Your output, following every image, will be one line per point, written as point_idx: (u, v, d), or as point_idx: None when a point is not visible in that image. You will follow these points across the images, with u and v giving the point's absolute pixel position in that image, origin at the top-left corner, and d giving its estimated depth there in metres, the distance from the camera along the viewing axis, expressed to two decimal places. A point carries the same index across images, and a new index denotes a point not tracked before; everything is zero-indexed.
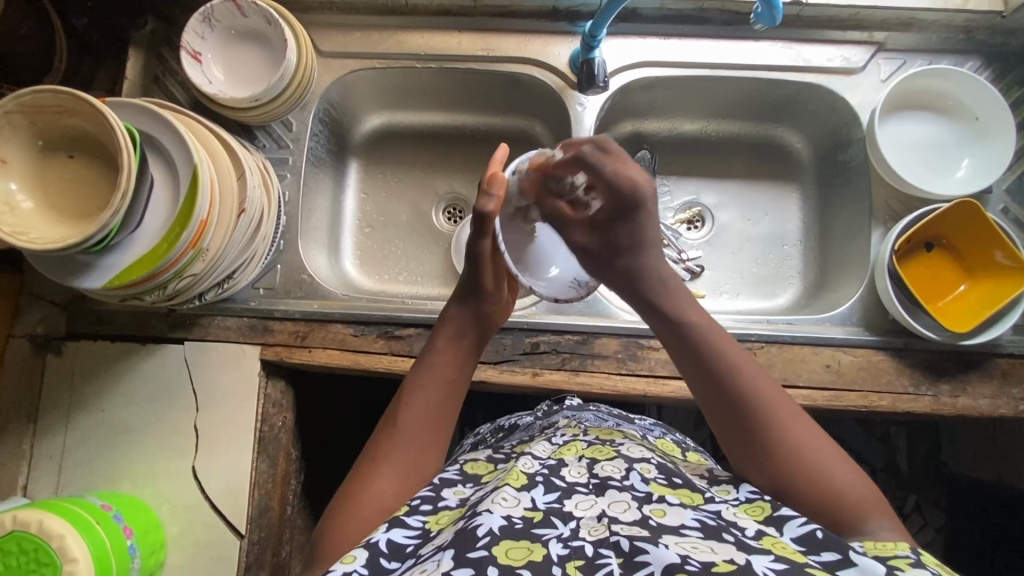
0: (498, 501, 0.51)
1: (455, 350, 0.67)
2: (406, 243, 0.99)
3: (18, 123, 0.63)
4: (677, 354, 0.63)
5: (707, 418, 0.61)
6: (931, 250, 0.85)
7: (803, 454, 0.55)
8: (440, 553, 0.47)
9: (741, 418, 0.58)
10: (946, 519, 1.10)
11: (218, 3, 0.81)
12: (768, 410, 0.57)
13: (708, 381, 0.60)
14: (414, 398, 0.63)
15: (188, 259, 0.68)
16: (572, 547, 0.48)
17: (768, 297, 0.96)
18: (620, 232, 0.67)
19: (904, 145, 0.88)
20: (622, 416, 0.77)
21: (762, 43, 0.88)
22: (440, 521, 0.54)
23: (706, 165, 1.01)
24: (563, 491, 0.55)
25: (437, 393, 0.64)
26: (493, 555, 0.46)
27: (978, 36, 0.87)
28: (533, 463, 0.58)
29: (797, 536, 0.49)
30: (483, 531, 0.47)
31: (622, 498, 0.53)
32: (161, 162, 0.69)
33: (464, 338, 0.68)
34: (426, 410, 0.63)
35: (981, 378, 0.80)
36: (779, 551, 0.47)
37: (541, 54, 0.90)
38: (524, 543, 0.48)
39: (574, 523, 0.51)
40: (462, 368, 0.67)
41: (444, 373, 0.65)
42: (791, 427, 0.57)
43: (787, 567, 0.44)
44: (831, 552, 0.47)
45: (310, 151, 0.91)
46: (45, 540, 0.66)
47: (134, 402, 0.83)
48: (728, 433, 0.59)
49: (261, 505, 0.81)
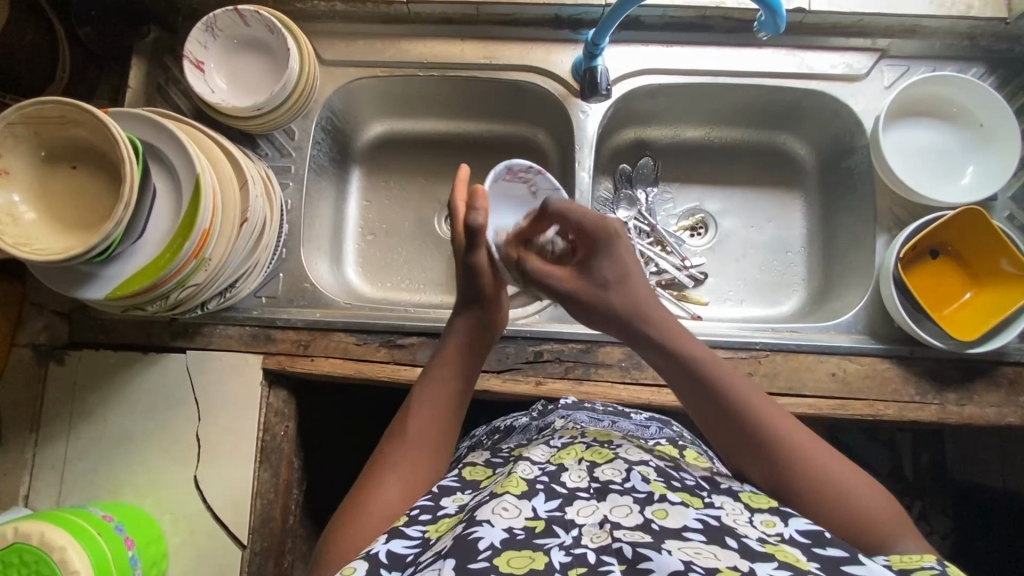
0: (499, 512, 0.50)
1: (461, 361, 0.67)
2: (408, 251, 0.99)
3: (20, 134, 0.63)
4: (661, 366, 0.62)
5: (708, 434, 0.61)
6: (937, 257, 0.84)
7: (811, 466, 0.55)
8: (441, 561, 0.46)
9: (744, 436, 0.57)
10: (952, 527, 1.09)
11: (220, 12, 0.81)
12: (768, 425, 0.57)
13: (702, 400, 0.59)
14: (422, 412, 0.63)
15: (190, 269, 0.68)
16: (574, 554, 0.47)
17: (772, 305, 0.95)
18: (603, 270, 0.64)
19: (908, 152, 0.88)
20: (616, 413, 0.77)
21: (765, 50, 0.88)
22: (440, 529, 0.54)
23: (709, 172, 1.01)
24: (564, 498, 0.54)
25: (443, 403, 0.64)
26: (495, 565, 0.45)
27: (983, 43, 0.87)
28: (532, 469, 0.58)
29: (803, 528, 0.50)
30: (485, 544, 0.47)
31: (623, 501, 0.53)
32: (164, 172, 0.69)
33: (471, 350, 0.68)
34: (432, 419, 0.63)
35: (987, 387, 0.80)
36: (782, 557, 0.46)
37: (543, 63, 0.89)
38: (526, 553, 0.47)
39: (576, 531, 0.50)
40: (467, 378, 0.67)
41: (450, 384, 0.65)
42: (786, 432, 0.57)
43: (792, 574, 0.44)
44: (837, 548, 0.48)
45: (312, 159, 0.91)
46: (46, 552, 0.66)
47: (136, 411, 0.83)
48: (732, 450, 0.59)
49: (264, 515, 0.81)
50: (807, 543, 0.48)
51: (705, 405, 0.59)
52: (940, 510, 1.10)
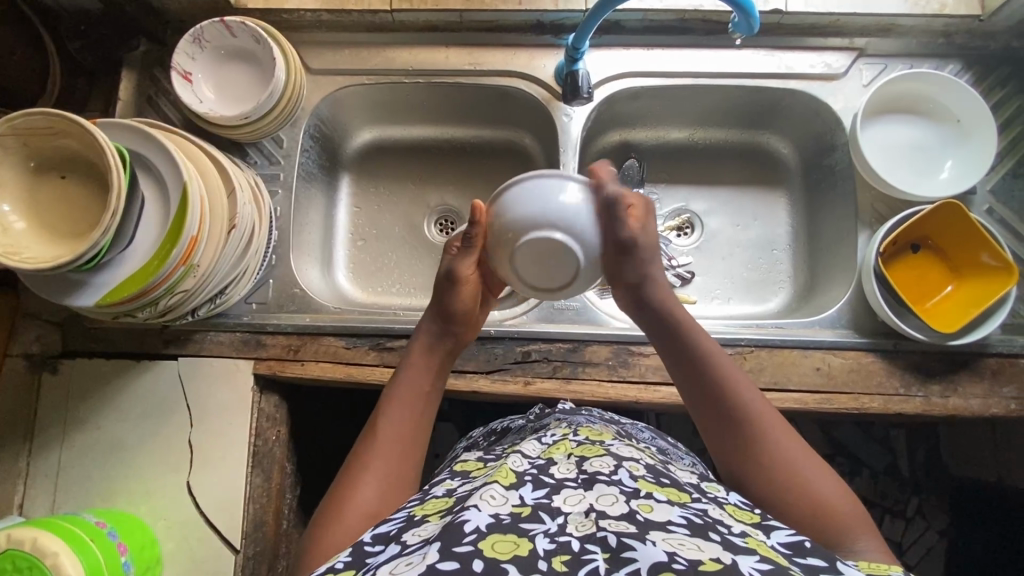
0: (486, 498, 0.52)
1: (426, 364, 0.69)
2: (399, 255, 1.00)
3: (9, 145, 0.64)
4: (676, 363, 0.66)
5: (700, 426, 0.64)
6: (918, 252, 0.86)
7: (781, 453, 0.59)
8: (427, 546, 0.47)
9: (719, 411, 0.62)
10: (948, 522, 1.09)
11: (207, 24, 0.82)
12: (747, 404, 0.62)
13: (709, 402, 0.63)
14: (395, 412, 0.65)
15: (178, 275, 0.69)
16: (558, 542, 0.48)
17: (759, 302, 0.96)
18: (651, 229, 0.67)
19: (889, 148, 0.89)
20: (614, 422, 0.78)
21: (744, 51, 0.90)
22: (426, 508, 0.55)
23: (695, 172, 1.02)
24: (551, 487, 0.56)
25: (412, 404, 0.66)
26: (479, 549, 0.46)
27: (957, 40, 0.88)
28: (522, 461, 0.61)
29: (784, 542, 0.50)
30: (471, 528, 0.48)
31: (609, 491, 0.54)
32: (152, 180, 0.70)
33: (440, 352, 0.70)
34: (402, 420, 0.64)
35: (971, 378, 0.80)
36: (763, 551, 0.47)
37: (526, 67, 0.91)
38: (510, 538, 0.48)
39: (562, 518, 0.51)
40: (433, 380, 0.69)
41: (418, 385, 0.67)
42: (784, 445, 0.59)
43: (772, 568, 0.45)
44: (817, 558, 0.48)
45: (301, 166, 0.92)
46: (40, 558, 0.67)
47: (129, 419, 0.83)
48: (705, 425, 0.63)
49: (256, 519, 0.82)
50: (789, 553, 0.49)
51: (688, 377, 0.65)
52: (936, 505, 1.11)
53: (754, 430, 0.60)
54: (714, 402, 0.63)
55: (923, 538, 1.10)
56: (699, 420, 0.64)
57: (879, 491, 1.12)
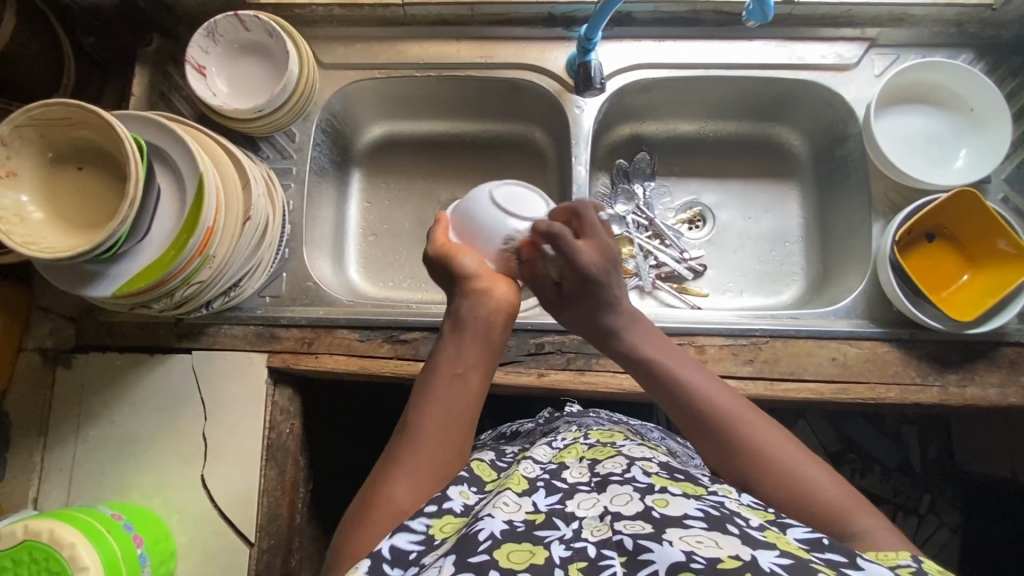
0: (500, 506, 0.52)
1: (468, 352, 0.66)
2: (411, 250, 1.00)
3: (28, 136, 0.64)
4: (686, 414, 0.62)
5: (724, 465, 0.60)
6: (932, 241, 0.85)
7: (823, 496, 0.56)
8: (441, 559, 0.47)
9: (721, 442, 0.60)
10: (962, 518, 1.09)
11: (220, 17, 0.83)
12: (777, 451, 0.58)
13: (731, 447, 0.59)
14: (427, 407, 0.63)
15: (195, 266, 0.69)
16: (573, 548, 0.48)
17: (772, 294, 0.96)
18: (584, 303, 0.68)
19: (901, 137, 0.89)
20: (621, 422, 0.79)
21: (756, 42, 0.89)
22: (444, 528, 0.54)
23: (707, 166, 1.02)
24: (564, 492, 0.56)
25: (450, 393, 0.64)
26: (494, 559, 0.46)
27: (970, 30, 0.88)
28: (534, 467, 0.61)
29: (802, 538, 0.50)
30: (485, 535, 0.48)
31: (623, 490, 0.53)
32: (169, 172, 0.70)
33: (476, 339, 0.66)
34: (435, 415, 0.62)
35: (988, 367, 0.80)
36: (783, 546, 0.46)
37: (537, 60, 0.91)
38: (526, 546, 0.48)
39: (577, 523, 0.51)
40: (472, 365, 0.66)
41: (454, 375, 0.65)
42: (830, 488, 0.56)
43: (792, 562, 0.43)
44: (836, 553, 0.47)
45: (313, 161, 0.92)
46: (56, 549, 0.66)
47: (143, 412, 0.84)
48: (687, 437, 0.63)
49: (270, 512, 0.81)
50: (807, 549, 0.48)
51: (682, 413, 0.63)
52: (949, 501, 1.10)
53: (792, 475, 0.57)
54: (716, 439, 0.60)
55: (937, 535, 1.09)
56: (720, 458, 0.60)
57: (892, 487, 1.11)
